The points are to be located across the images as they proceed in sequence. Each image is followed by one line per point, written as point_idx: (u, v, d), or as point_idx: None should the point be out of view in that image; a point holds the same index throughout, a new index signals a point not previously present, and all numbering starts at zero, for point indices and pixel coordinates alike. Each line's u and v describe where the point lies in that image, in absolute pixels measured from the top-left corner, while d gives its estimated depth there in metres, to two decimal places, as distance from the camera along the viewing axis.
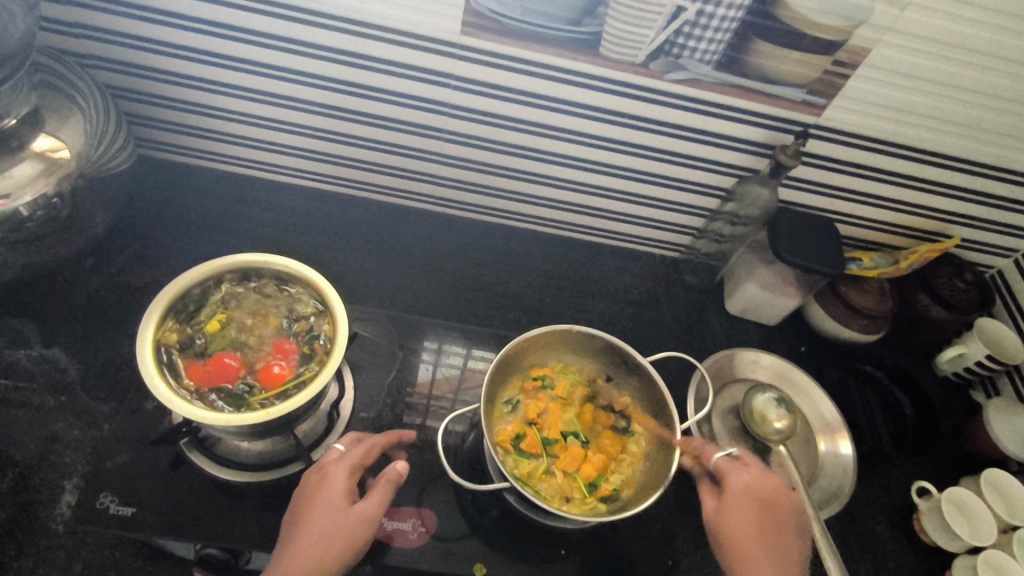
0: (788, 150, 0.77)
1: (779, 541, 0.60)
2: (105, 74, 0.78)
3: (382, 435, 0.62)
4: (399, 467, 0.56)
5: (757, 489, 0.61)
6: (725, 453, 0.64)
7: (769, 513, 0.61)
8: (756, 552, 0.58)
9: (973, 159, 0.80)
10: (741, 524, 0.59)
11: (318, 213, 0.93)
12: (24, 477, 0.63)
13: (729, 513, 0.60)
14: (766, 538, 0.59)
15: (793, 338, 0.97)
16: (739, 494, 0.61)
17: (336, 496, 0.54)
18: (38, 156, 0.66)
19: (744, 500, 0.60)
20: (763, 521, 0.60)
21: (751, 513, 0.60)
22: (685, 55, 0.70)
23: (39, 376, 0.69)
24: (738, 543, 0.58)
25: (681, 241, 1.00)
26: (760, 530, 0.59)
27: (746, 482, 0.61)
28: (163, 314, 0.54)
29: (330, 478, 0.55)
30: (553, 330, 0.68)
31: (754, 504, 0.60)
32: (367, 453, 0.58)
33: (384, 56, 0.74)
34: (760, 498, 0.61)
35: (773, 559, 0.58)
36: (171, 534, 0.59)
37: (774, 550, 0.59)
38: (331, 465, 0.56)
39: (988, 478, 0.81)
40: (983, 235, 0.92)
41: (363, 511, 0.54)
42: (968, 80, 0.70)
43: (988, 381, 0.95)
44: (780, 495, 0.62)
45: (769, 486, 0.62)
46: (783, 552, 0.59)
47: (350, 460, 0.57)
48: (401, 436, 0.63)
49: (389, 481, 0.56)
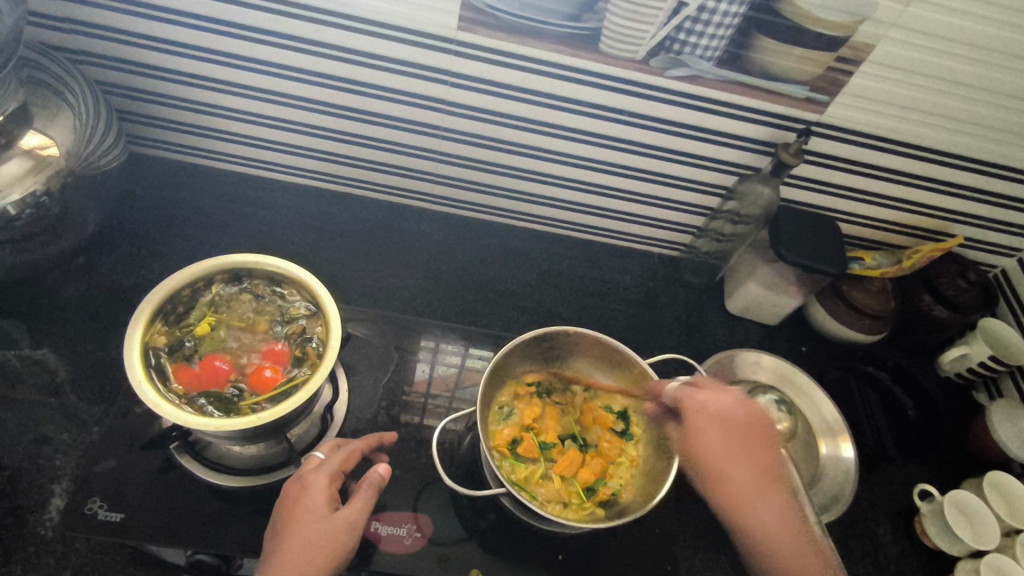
0: (790, 148, 0.76)
1: (755, 452, 0.59)
2: (95, 70, 0.77)
3: (360, 441, 0.61)
4: (382, 470, 0.57)
5: (714, 407, 0.61)
6: (678, 382, 0.63)
7: (735, 428, 0.60)
8: (728, 471, 0.57)
9: (977, 157, 0.79)
10: (707, 447, 0.59)
11: (314, 212, 0.92)
12: (13, 481, 0.62)
13: (693, 438, 0.60)
14: (739, 452, 0.58)
15: (794, 339, 0.96)
16: (699, 416, 0.60)
17: (317, 505, 0.53)
18: (26, 154, 0.65)
19: (705, 421, 0.60)
20: (729, 436, 0.59)
21: (715, 432, 0.59)
22: (686, 52, 0.69)
23: (28, 378, 0.68)
24: (709, 467, 0.58)
25: (681, 240, 0.99)
26: (729, 447, 0.58)
27: (703, 404, 0.61)
28: (152, 317, 0.53)
29: (310, 487, 0.54)
30: (552, 331, 0.66)
31: (716, 421, 0.60)
32: (347, 458, 0.57)
33: (379, 53, 0.72)
34: (720, 413, 0.60)
35: (749, 473, 0.57)
36: (161, 540, 0.58)
37: (751, 463, 0.58)
38: (310, 474, 0.55)
39: (991, 481, 0.80)
40: (986, 234, 0.91)
41: (345, 517, 0.53)
42: (974, 77, 0.68)
43: (991, 381, 0.93)
44: (741, 407, 0.61)
45: (727, 398, 0.61)
46: (761, 462, 0.58)
47: (329, 468, 0.56)
48: (380, 439, 0.63)
49: (372, 484, 0.56)
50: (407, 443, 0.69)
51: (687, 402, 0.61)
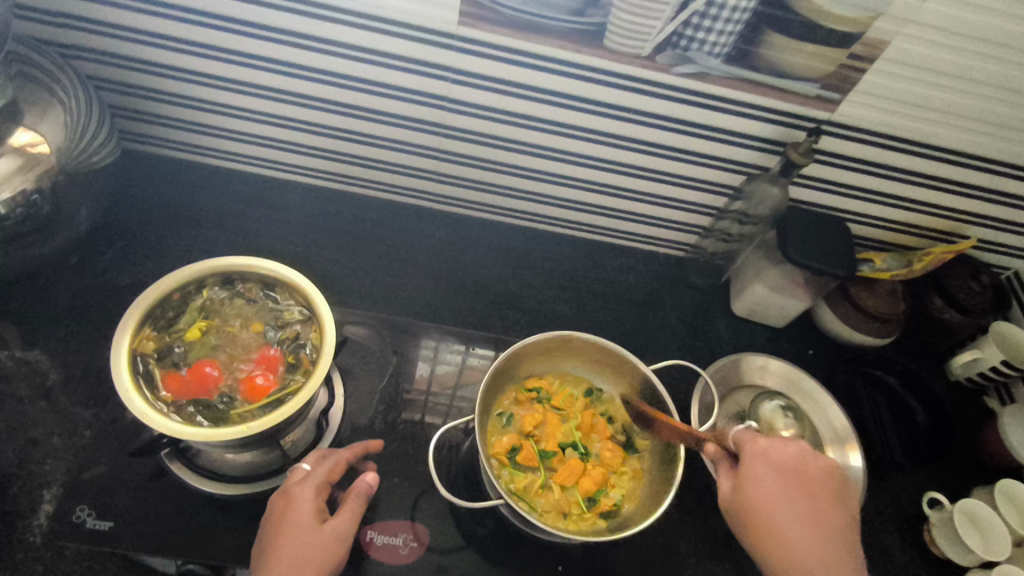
0: (800, 146, 0.74)
1: (812, 507, 0.57)
2: (88, 65, 0.75)
3: (347, 449, 0.59)
4: (370, 479, 0.55)
5: (776, 455, 0.58)
6: (742, 427, 0.61)
7: (797, 479, 0.57)
8: (783, 523, 0.55)
9: (992, 157, 0.76)
10: (765, 496, 0.56)
11: (312, 211, 0.90)
12: (2, 486, 0.60)
13: (749, 485, 0.57)
14: (796, 506, 0.56)
15: (801, 342, 0.94)
16: (759, 463, 0.57)
17: (303, 518, 0.52)
18: (15, 151, 0.63)
19: (764, 469, 0.57)
20: (789, 487, 0.57)
21: (775, 480, 0.57)
22: (693, 48, 0.67)
23: (20, 380, 0.67)
24: (763, 517, 0.56)
25: (687, 240, 0.97)
26: (787, 498, 0.56)
27: (766, 451, 0.58)
28: (140, 322, 0.51)
29: (296, 500, 0.53)
30: (554, 335, 0.64)
31: (776, 471, 0.57)
32: (334, 468, 0.56)
33: (378, 48, 0.70)
34: (781, 463, 0.58)
35: (805, 530, 0.55)
36: (152, 549, 0.56)
37: (807, 519, 0.56)
38: (295, 487, 0.54)
39: (1002, 489, 0.77)
40: (1000, 235, 0.88)
41: (333, 528, 0.52)
42: (991, 75, 0.66)
43: (1003, 387, 0.90)
44: (806, 459, 0.59)
45: (790, 448, 0.58)
46: (817, 519, 0.56)
47: (315, 479, 0.54)
48: (366, 449, 0.61)
49: (360, 494, 0.54)
50: (405, 448, 0.67)
51: (748, 448, 0.58)
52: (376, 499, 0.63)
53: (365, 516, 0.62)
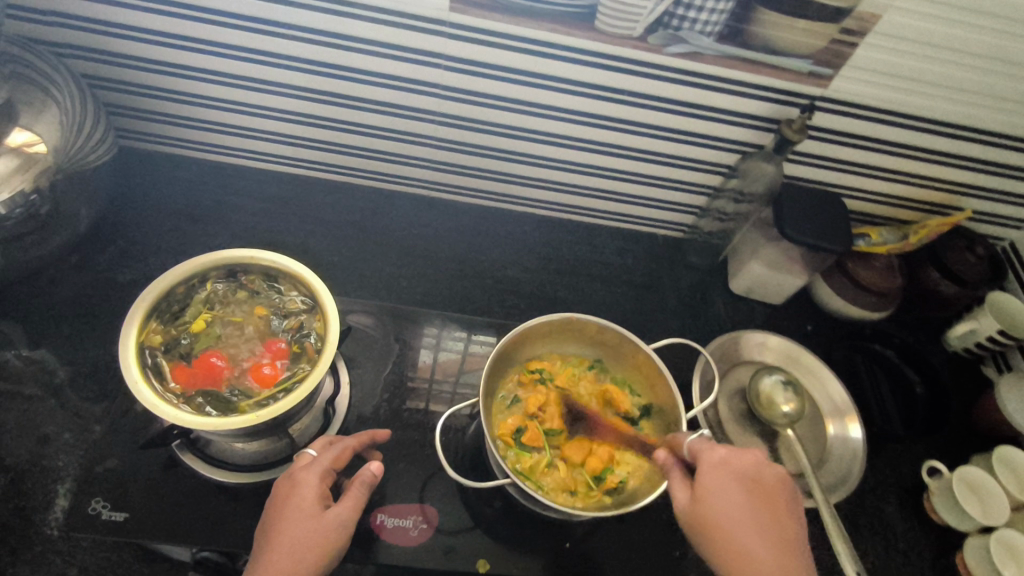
0: (794, 124, 0.74)
1: (774, 521, 0.53)
2: (80, 63, 0.75)
3: (354, 437, 0.60)
4: (374, 468, 0.56)
5: (735, 464, 0.55)
6: (697, 434, 0.59)
7: (757, 492, 0.54)
8: (746, 538, 0.51)
9: (986, 128, 0.77)
10: (723, 508, 0.53)
11: (309, 203, 0.91)
12: (17, 482, 0.62)
13: (707, 498, 0.53)
14: (756, 519, 0.53)
15: (799, 318, 0.95)
16: (718, 474, 0.54)
17: (307, 503, 0.53)
18: (13, 151, 0.63)
19: (722, 481, 0.54)
20: (749, 499, 0.53)
21: (737, 492, 0.53)
22: (684, 28, 0.67)
23: (29, 378, 0.68)
24: (723, 533, 0.52)
25: (683, 220, 0.97)
26: (748, 510, 0.53)
27: (725, 460, 0.55)
28: (147, 316, 0.52)
29: (301, 485, 0.54)
30: (553, 318, 0.65)
31: (733, 481, 0.54)
32: (338, 456, 0.57)
33: (369, 37, 0.70)
34: (742, 473, 0.54)
35: (766, 543, 0.52)
36: (165, 539, 0.57)
37: (768, 533, 0.52)
38: (300, 472, 0.55)
39: (1000, 456, 0.79)
40: (995, 206, 0.89)
41: (337, 515, 0.53)
42: (983, 46, 0.66)
43: (999, 355, 0.92)
44: (765, 468, 0.55)
45: (750, 458, 0.55)
46: (779, 531, 0.53)
47: (320, 465, 0.55)
48: (374, 437, 0.62)
49: (364, 483, 0.55)
50: (411, 433, 0.68)
51: (705, 459, 0.55)
52: (385, 483, 0.65)
53: (375, 500, 0.64)
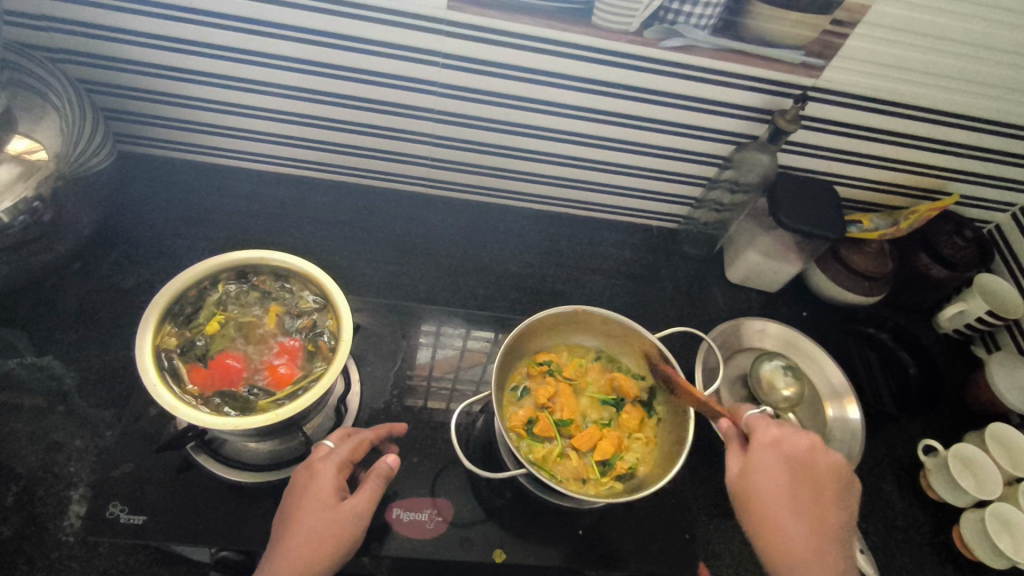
0: (787, 114, 0.75)
1: (817, 503, 0.57)
2: (76, 68, 0.75)
3: (370, 430, 0.61)
4: (390, 460, 0.57)
5: (786, 446, 0.58)
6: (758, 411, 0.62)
7: (805, 475, 0.57)
8: (787, 512, 0.56)
9: (972, 114, 0.79)
10: (769, 485, 0.57)
11: (308, 203, 0.91)
12: (30, 489, 0.62)
13: (755, 470, 0.57)
14: (799, 498, 0.56)
15: (795, 304, 0.97)
16: (770, 453, 0.58)
17: (324, 494, 0.53)
18: (14, 159, 0.63)
19: (772, 460, 0.58)
20: (796, 479, 0.57)
21: (784, 471, 0.57)
22: (680, 21, 0.68)
23: (35, 385, 0.68)
24: (765, 503, 0.56)
25: (678, 212, 0.99)
26: (793, 489, 0.57)
27: (779, 441, 0.58)
28: (161, 319, 0.53)
29: (318, 476, 0.54)
30: (561, 311, 0.66)
31: (783, 461, 0.58)
32: (356, 448, 0.57)
33: (369, 36, 0.71)
34: (793, 456, 0.58)
35: (803, 526, 0.55)
36: (184, 539, 0.58)
37: (808, 513, 0.56)
38: (318, 463, 0.55)
39: (993, 433, 0.81)
40: (981, 190, 0.91)
41: (352, 506, 0.53)
42: (968, 34, 0.68)
43: (987, 335, 0.95)
44: (818, 453, 0.59)
45: (803, 441, 0.59)
46: (818, 516, 0.56)
47: (337, 457, 0.56)
48: (390, 430, 0.63)
49: (381, 475, 0.56)
50: (421, 428, 0.69)
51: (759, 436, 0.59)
52: (399, 478, 0.65)
53: (389, 495, 0.64)
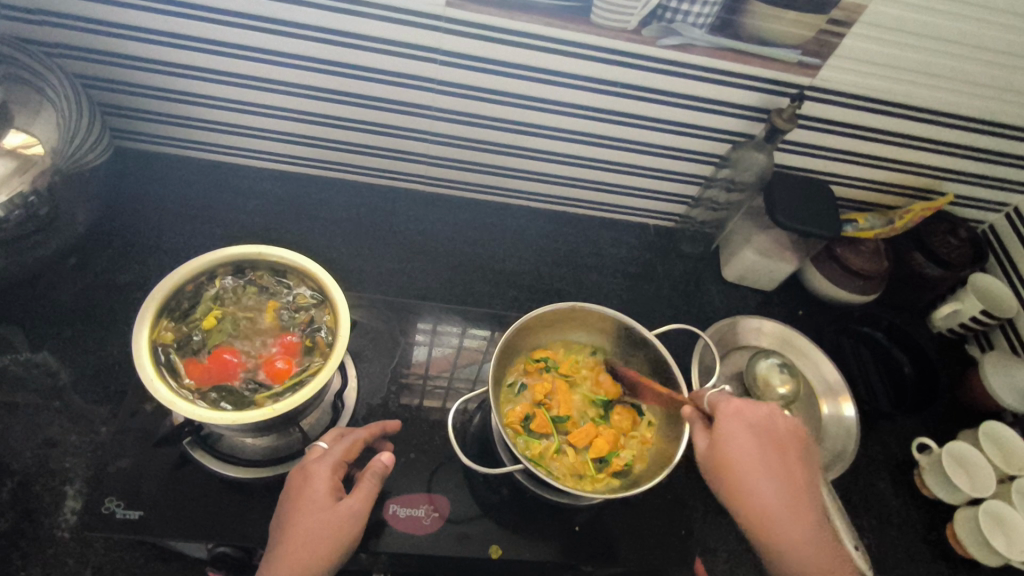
0: (784, 113, 0.76)
1: (785, 468, 0.56)
2: (73, 63, 0.75)
3: (365, 429, 0.61)
4: (385, 459, 0.58)
5: (749, 414, 0.57)
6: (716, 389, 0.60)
7: (769, 440, 0.56)
8: (761, 479, 0.54)
9: (967, 114, 0.79)
10: (741, 454, 0.55)
11: (307, 201, 0.91)
12: (26, 485, 0.62)
13: (727, 443, 0.55)
14: (763, 460, 0.55)
15: (790, 303, 0.97)
16: (735, 423, 0.56)
17: (318, 496, 0.53)
18: (9, 154, 0.63)
19: (739, 429, 0.56)
20: (760, 442, 0.56)
21: (750, 438, 0.56)
22: (678, 20, 0.68)
23: (30, 381, 0.68)
24: (739, 472, 0.54)
25: (675, 210, 0.99)
26: (759, 454, 0.55)
27: (742, 408, 0.57)
28: (158, 314, 0.52)
29: (313, 477, 0.54)
30: (558, 308, 0.66)
31: (750, 430, 0.56)
32: (350, 448, 0.57)
33: (369, 33, 0.71)
34: (757, 419, 0.57)
35: (777, 490, 0.54)
36: (181, 535, 0.58)
37: (778, 477, 0.55)
38: (312, 464, 0.55)
39: (987, 432, 0.81)
40: (975, 190, 0.92)
41: (349, 506, 0.53)
42: (963, 34, 0.68)
43: (981, 334, 0.96)
44: (779, 417, 0.58)
45: (761, 406, 0.57)
46: (790, 478, 0.56)
47: (331, 457, 0.56)
48: (385, 427, 0.63)
49: (376, 473, 0.56)
50: (418, 426, 0.69)
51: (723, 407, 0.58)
52: (396, 474, 0.66)
53: (387, 491, 0.64)
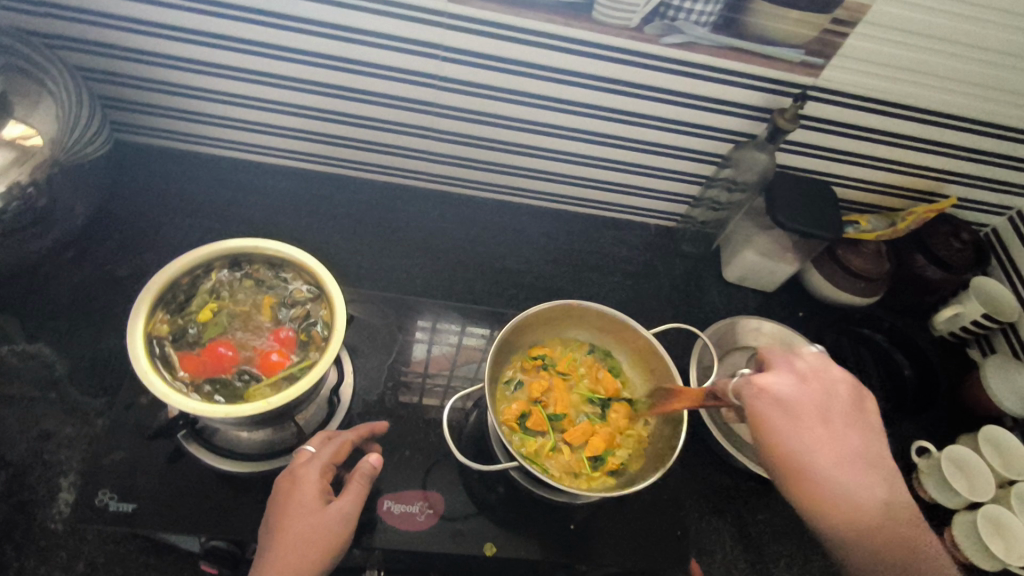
0: (786, 113, 0.76)
1: (840, 441, 0.53)
2: (74, 55, 0.74)
3: (352, 431, 0.61)
4: (373, 460, 0.57)
5: (778, 392, 0.55)
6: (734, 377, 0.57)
7: (806, 413, 0.54)
8: (842, 471, 0.52)
9: (971, 116, 0.79)
10: (779, 434, 0.53)
11: (307, 196, 0.91)
12: (20, 476, 0.62)
13: (780, 431, 0.53)
14: (855, 439, 0.54)
15: (791, 304, 0.97)
16: (765, 401, 0.55)
17: (307, 500, 0.53)
18: (7, 144, 0.62)
19: (770, 408, 0.54)
20: (851, 419, 0.55)
21: (838, 418, 0.55)
22: (680, 18, 0.68)
23: (27, 373, 0.68)
24: (823, 468, 0.52)
25: (676, 210, 0.99)
26: (843, 435, 0.54)
27: (799, 391, 0.55)
28: (153, 306, 0.52)
29: (301, 481, 0.54)
30: (556, 305, 0.66)
31: (783, 406, 0.54)
32: (338, 451, 0.57)
33: (371, 28, 0.71)
34: (813, 400, 0.55)
35: (833, 467, 0.52)
36: (174, 528, 0.58)
37: (865, 459, 0.54)
38: (300, 469, 0.55)
39: (987, 436, 0.81)
40: (979, 194, 0.91)
41: (339, 508, 0.53)
42: (968, 36, 0.68)
43: (981, 339, 0.96)
44: (813, 382, 0.56)
45: (832, 375, 0.57)
46: (846, 451, 0.53)
47: (319, 461, 0.56)
48: (371, 430, 0.62)
49: (365, 475, 0.56)
50: (414, 423, 0.69)
51: (775, 395, 0.55)
52: (391, 470, 0.65)
53: (381, 487, 0.64)
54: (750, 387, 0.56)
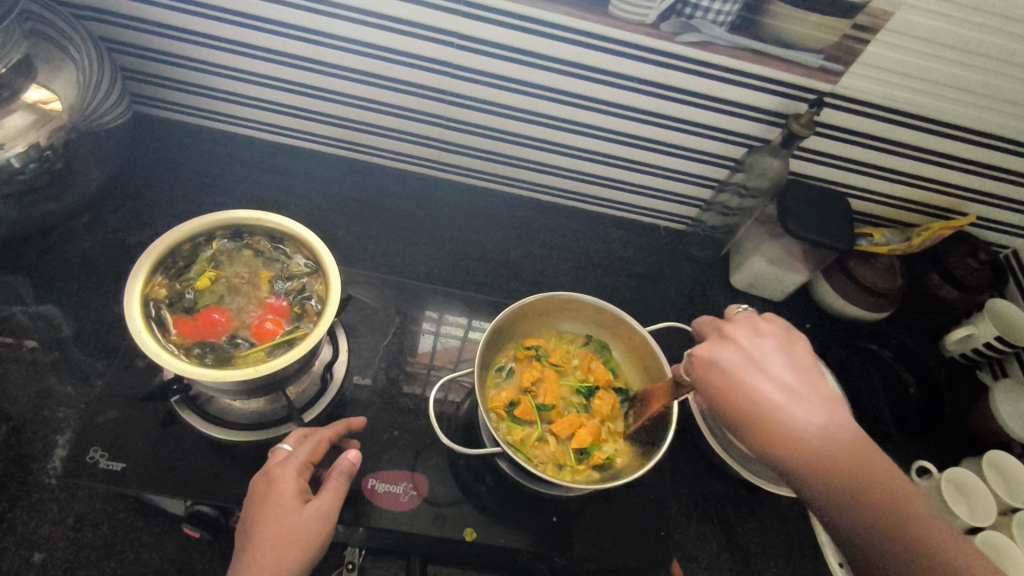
0: (801, 118, 0.74)
1: (793, 382, 0.47)
2: (100, 26, 0.76)
3: (329, 428, 0.60)
4: (352, 458, 0.57)
5: (717, 356, 0.49)
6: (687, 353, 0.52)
7: (750, 368, 0.48)
8: (797, 418, 0.46)
9: (994, 132, 0.77)
10: (731, 397, 0.47)
11: (319, 179, 0.92)
12: (19, 430, 0.64)
13: (726, 398, 0.47)
14: (805, 383, 0.48)
15: (797, 315, 0.95)
16: (714, 369, 0.49)
17: (285, 499, 0.53)
18: (29, 107, 0.64)
19: (713, 375, 0.49)
20: (797, 364, 0.48)
21: (784, 367, 0.48)
22: (698, 16, 0.68)
23: (35, 332, 0.70)
24: (776, 420, 0.46)
25: (687, 213, 0.98)
26: (791, 383, 0.47)
27: (738, 353, 0.49)
28: (152, 270, 0.53)
29: (278, 481, 0.54)
30: (552, 296, 0.66)
31: (726, 370, 0.48)
32: (315, 448, 0.57)
33: (392, 14, 0.71)
34: (753, 353, 0.49)
35: (794, 415, 0.46)
36: (162, 490, 0.59)
37: (821, 400, 0.47)
38: (276, 468, 0.55)
39: (990, 460, 0.79)
40: (1000, 213, 0.89)
41: (317, 508, 0.53)
42: (993, 48, 0.66)
43: (996, 362, 0.91)
44: (750, 335, 0.50)
45: (766, 326, 0.50)
46: (804, 395, 0.47)
47: (297, 460, 0.55)
48: (350, 425, 0.62)
49: (343, 472, 0.56)
50: (407, 407, 0.69)
51: (711, 363, 0.49)
52: (379, 450, 0.66)
53: (368, 465, 0.65)
54: (695, 364, 0.50)
